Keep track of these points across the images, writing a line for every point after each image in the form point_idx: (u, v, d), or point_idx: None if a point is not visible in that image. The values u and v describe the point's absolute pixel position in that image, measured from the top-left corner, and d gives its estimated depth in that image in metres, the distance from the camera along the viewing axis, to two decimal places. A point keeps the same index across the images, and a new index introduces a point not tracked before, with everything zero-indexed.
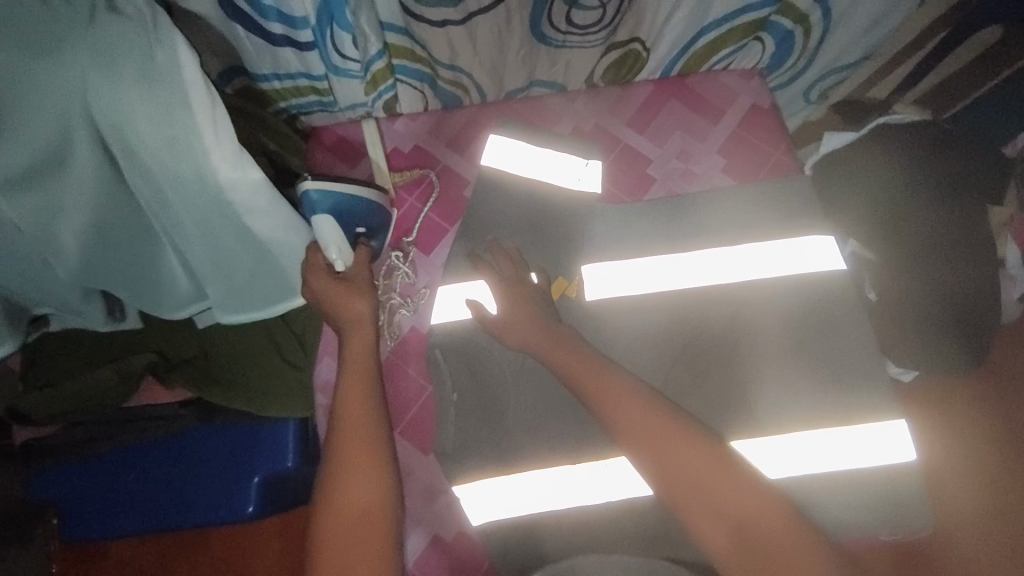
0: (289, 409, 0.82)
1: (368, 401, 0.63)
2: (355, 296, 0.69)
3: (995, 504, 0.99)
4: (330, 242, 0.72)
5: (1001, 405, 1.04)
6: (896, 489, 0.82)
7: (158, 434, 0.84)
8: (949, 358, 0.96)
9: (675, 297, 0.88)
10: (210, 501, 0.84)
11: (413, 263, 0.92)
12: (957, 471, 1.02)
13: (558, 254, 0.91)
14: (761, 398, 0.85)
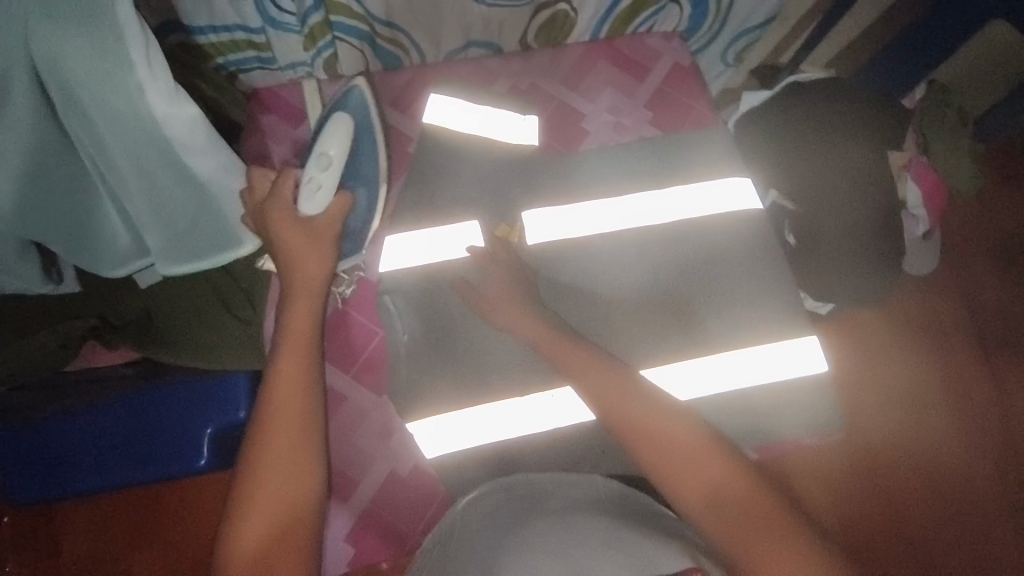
0: (242, 362, 0.85)
1: (304, 379, 0.65)
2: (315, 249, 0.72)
3: (893, 438, 1.12)
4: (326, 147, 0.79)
5: (903, 355, 1.16)
6: (810, 397, 0.91)
7: (103, 396, 0.85)
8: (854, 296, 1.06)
9: (614, 239, 0.94)
10: (161, 458, 0.86)
11: None
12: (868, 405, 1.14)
13: (502, 204, 0.96)
14: (690, 324, 0.93)
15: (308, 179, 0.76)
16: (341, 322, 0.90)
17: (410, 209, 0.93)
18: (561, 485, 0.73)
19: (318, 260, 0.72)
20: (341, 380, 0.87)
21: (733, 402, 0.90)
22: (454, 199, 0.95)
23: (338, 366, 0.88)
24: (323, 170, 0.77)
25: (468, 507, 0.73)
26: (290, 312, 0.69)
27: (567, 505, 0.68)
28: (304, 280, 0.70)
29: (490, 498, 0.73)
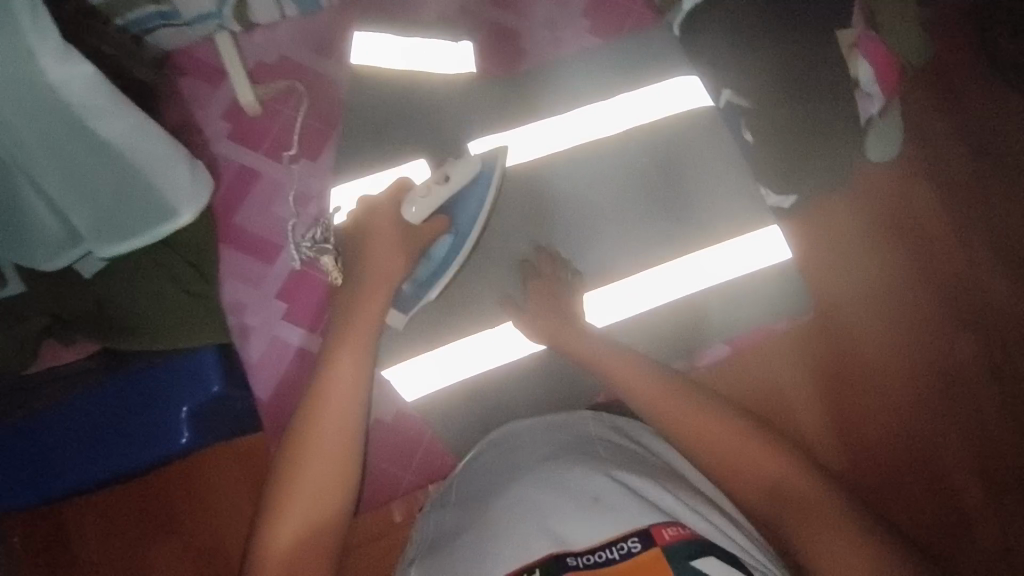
0: (204, 336, 0.83)
1: (348, 399, 0.64)
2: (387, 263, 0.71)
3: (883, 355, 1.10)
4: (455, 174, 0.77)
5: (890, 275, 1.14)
6: (775, 286, 0.93)
7: (69, 391, 0.84)
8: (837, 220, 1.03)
9: (565, 157, 0.92)
10: (141, 444, 0.84)
11: (299, 174, 0.89)
12: None
13: (449, 140, 0.91)
14: (650, 232, 0.92)
15: (418, 190, 0.75)
16: (299, 283, 0.88)
17: (354, 159, 0.89)
18: (551, 426, 0.74)
19: (391, 257, 0.71)
20: (310, 340, 0.87)
21: (689, 306, 0.91)
22: (398, 142, 0.90)
23: (305, 327, 0.87)
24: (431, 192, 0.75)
25: (470, 464, 0.74)
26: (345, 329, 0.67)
27: (557, 450, 0.68)
28: (376, 272, 0.70)
29: (486, 455, 0.74)
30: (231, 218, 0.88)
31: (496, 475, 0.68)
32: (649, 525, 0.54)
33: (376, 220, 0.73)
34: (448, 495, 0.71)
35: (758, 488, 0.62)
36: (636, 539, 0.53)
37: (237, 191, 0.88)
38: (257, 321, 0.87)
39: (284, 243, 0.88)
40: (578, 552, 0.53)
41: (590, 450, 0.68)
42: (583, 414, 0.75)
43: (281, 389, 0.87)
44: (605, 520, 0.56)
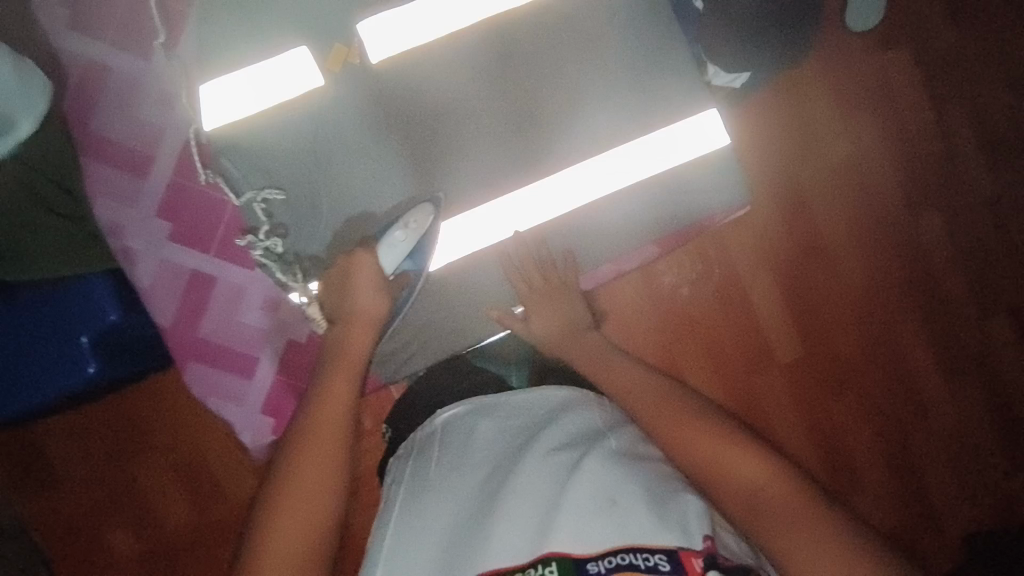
0: (84, 262, 0.75)
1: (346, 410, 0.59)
2: (365, 294, 0.69)
3: (880, 270, 1.09)
4: (415, 224, 0.75)
5: (898, 180, 1.09)
6: (720, 175, 0.84)
7: None
8: (818, 194, 1.08)
9: (475, 35, 0.80)
10: (46, 375, 0.79)
11: (161, 68, 0.77)
12: (855, 239, 1.08)
13: (330, 20, 0.78)
14: (577, 120, 0.82)
15: (387, 241, 0.73)
16: (183, 197, 0.78)
17: (219, 45, 0.76)
18: (552, 403, 0.63)
19: (376, 299, 0.70)
20: (205, 260, 0.79)
21: (612, 207, 0.83)
22: (269, 23, 0.77)
23: (198, 246, 0.78)
24: (407, 234, 0.74)
25: (454, 424, 0.64)
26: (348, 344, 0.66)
27: (564, 437, 0.59)
28: (360, 315, 0.68)
29: (484, 421, 0.63)
30: (89, 127, 0.77)
31: (496, 445, 0.60)
32: (677, 545, 0.47)
33: (358, 268, 0.71)
34: (426, 447, 0.63)
35: (734, 492, 0.53)
36: (664, 557, 0.46)
37: (91, 94, 0.77)
38: (141, 243, 0.77)
39: (157, 150, 0.77)
40: (597, 557, 0.47)
41: (599, 442, 0.58)
42: (586, 393, 0.65)
43: (184, 318, 0.78)
44: (632, 526, 0.49)
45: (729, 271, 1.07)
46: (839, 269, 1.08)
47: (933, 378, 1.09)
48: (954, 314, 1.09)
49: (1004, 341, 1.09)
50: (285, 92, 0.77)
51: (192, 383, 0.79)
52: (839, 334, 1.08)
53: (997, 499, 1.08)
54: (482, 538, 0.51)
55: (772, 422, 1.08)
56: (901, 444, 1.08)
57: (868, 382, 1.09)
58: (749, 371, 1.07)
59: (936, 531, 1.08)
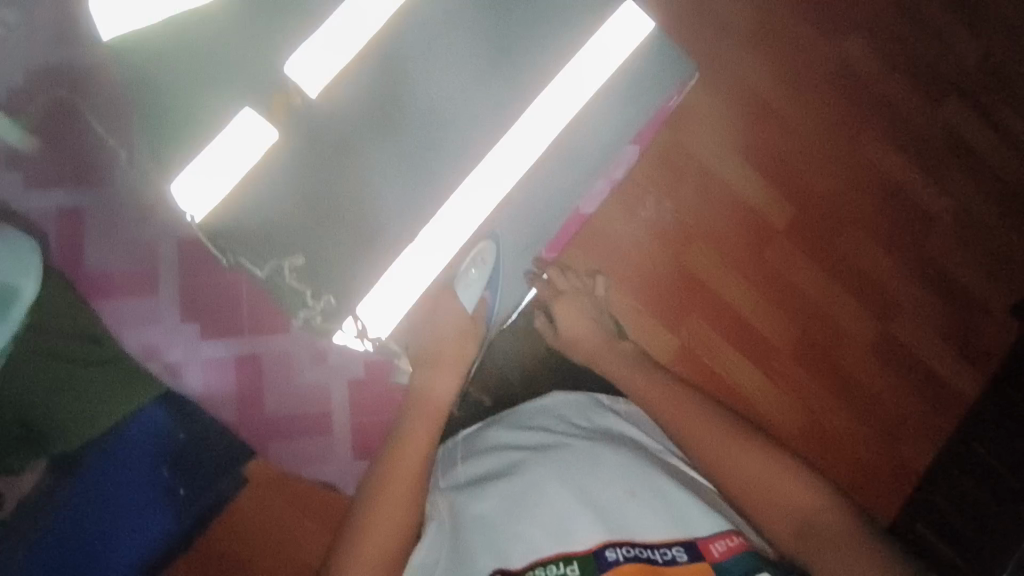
0: (134, 394, 0.78)
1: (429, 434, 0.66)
2: (452, 336, 0.81)
3: (799, 122, 1.35)
4: (480, 262, 0.84)
5: (786, 57, 1.35)
6: (656, 61, 0.89)
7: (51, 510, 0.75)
8: (729, 89, 1.32)
9: (390, 34, 0.83)
10: (140, 521, 0.79)
11: (124, 187, 0.83)
12: (774, 112, 1.34)
13: (250, 81, 0.80)
14: (514, 71, 0.86)
15: (462, 280, 0.83)
16: (199, 296, 0.83)
17: (161, 145, 0.77)
18: (562, 413, 0.75)
19: (459, 346, 0.82)
20: (242, 344, 0.84)
21: (580, 132, 0.87)
22: (194, 100, 0.78)
23: (231, 335, 0.84)
24: (476, 270, 0.83)
25: (471, 438, 0.75)
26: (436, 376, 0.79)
27: (572, 433, 0.70)
28: (444, 356, 0.80)
29: (498, 427, 0.74)
30: (82, 266, 0.81)
31: (515, 443, 0.70)
32: (694, 537, 0.56)
33: (441, 312, 0.81)
34: (452, 460, 0.72)
35: (788, 524, 0.61)
36: (681, 549, 0.55)
37: (74, 233, 0.82)
38: (180, 354, 0.83)
39: (155, 265, 0.82)
40: (615, 544, 0.55)
41: (612, 438, 0.70)
42: (586, 399, 0.78)
43: (247, 404, 0.86)
44: (647, 519, 0.58)
45: (698, 174, 1.29)
46: (775, 141, 1.34)
47: (916, 181, 1.38)
48: (910, 122, 1.39)
49: (937, 136, 1.39)
50: (249, 160, 0.78)
51: (280, 456, 0.87)
52: (818, 184, 1.35)
53: (1002, 256, 1.40)
54: (504, 537, 0.57)
55: (801, 285, 1.33)
56: (910, 252, 1.37)
57: (867, 210, 1.36)
58: (763, 248, 1.31)
59: (973, 303, 1.39)
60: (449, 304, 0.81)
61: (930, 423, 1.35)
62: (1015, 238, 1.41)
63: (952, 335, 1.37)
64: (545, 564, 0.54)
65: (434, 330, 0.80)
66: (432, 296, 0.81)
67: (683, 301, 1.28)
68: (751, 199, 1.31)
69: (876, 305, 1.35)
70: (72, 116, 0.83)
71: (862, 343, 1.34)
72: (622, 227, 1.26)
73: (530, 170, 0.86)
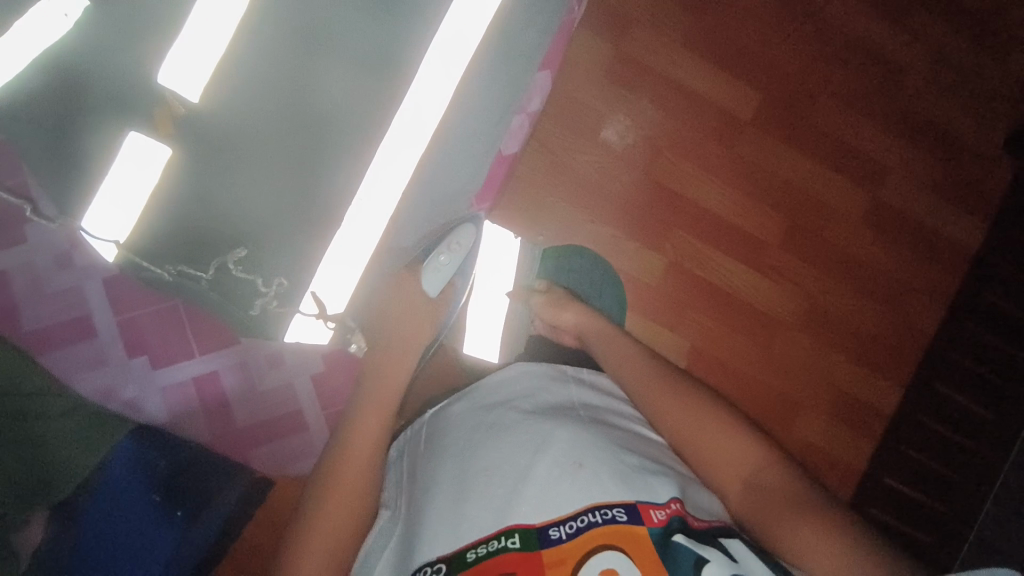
0: (110, 436, 0.81)
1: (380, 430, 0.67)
2: (421, 320, 0.79)
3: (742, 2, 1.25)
4: (449, 250, 0.83)
5: None
6: None
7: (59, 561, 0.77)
8: None
9: (262, 14, 0.78)
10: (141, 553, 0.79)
11: (39, 233, 0.81)
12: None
13: (126, 97, 0.75)
14: (399, 29, 0.82)
15: (431, 265, 0.82)
16: (138, 327, 0.84)
17: (56, 188, 0.75)
18: (519, 384, 0.75)
19: (417, 327, 0.79)
20: (196, 364, 0.87)
21: (486, 68, 0.86)
22: (72, 134, 0.74)
23: (182, 357, 0.86)
24: (449, 256, 0.83)
25: (432, 423, 0.75)
26: (382, 360, 0.74)
27: (530, 409, 0.70)
28: (408, 337, 0.77)
29: (460, 405, 0.75)
30: (21, 327, 0.81)
31: (470, 424, 0.70)
32: (636, 501, 0.57)
33: (403, 290, 0.81)
34: (415, 443, 0.75)
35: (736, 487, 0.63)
36: (622, 509, 0.56)
37: (4, 297, 0.81)
38: (136, 389, 0.85)
39: (87, 307, 0.83)
40: (558, 522, 0.56)
41: (568, 410, 0.70)
42: (550, 370, 0.77)
43: (214, 419, 0.88)
44: (591, 485, 0.59)
45: (648, 85, 1.21)
46: (721, 30, 1.24)
47: (884, 34, 1.28)
48: None
49: None
50: (145, 180, 0.75)
51: (263, 462, 0.89)
52: (777, 61, 1.26)
53: (981, 99, 1.32)
54: (454, 522, 0.59)
55: (776, 172, 1.26)
56: (885, 112, 1.29)
57: (836, 76, 1.28)
58: (728, 147, 1.25)
59: (959, 154, 1.32)
60: (410, 282, 0.81)
61: (938, 283, 1.31)
62: (993, 77, 1.32)
63: (943, 191, 1.31)
64: (487, 542, 0.56)
65: (401, 305, 0.80)
66: (397, 276, 0.82)
67: (659, 218, 1.23)
68: (706, 96, 1.24)
69: (862, 175, 1.29)
70: None
71: (853, 217, 1.29)
72: (582, 158, 1.19)
73: (452, 103, 0.85)
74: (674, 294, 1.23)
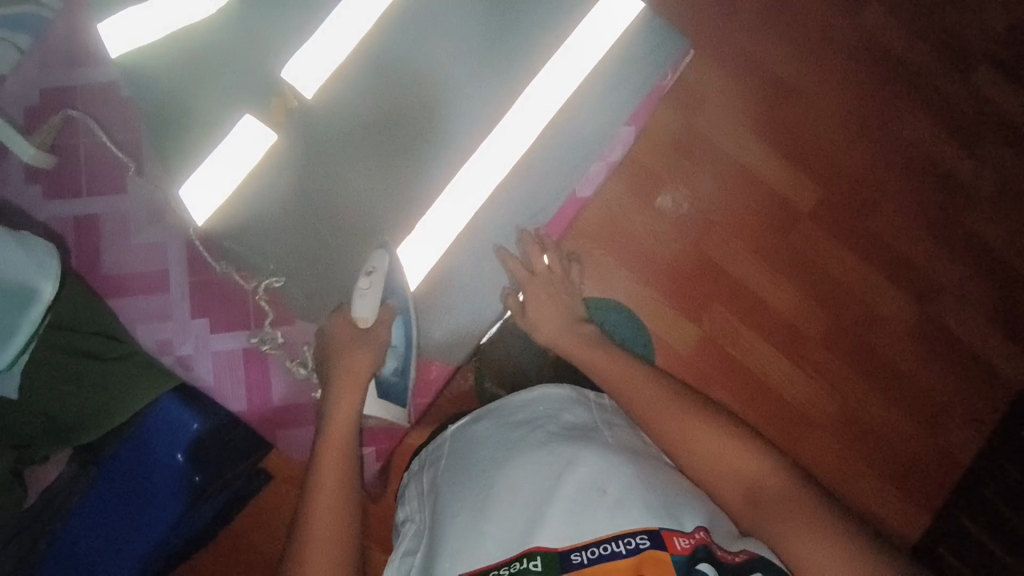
0: (150, 391, 0.82)
1: None
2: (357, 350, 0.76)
3: (813, 98, 1.29)
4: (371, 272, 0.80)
5: (798, 33, 1.30)
6: (637, 55, 0.92)
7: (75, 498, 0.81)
8: (741, 67, 1.28)
9: (379, 37, 0.87)
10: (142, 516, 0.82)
11: (136, 188, 0.86)
12: (787, 89, 1.29)
13: (249, 83, 0.85)
14: (496, 68, 0.89)
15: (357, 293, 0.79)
16: (205, 289, 0.87)
17: (171, 154, 0.84)
18: (558, 408, 0.74)
19: (356, 352, 0.76)
20: (247, 336, 0.87)
21: (573, 112, 0.91)
22: (198, 109, 0.84)
23: (238, 327, 0.87)
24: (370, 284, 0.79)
25: (455, 442, 0.76)
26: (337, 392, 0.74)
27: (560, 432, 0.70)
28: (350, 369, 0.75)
29: (485, 423, 0.75)
30: (101, 270, 0.86)
31: (497, 442, 0.71)
32: (659, 527, 0.57)
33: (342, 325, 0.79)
34: (437, 456, 0.76)
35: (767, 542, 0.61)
36: (644, 536, 0.56)
37: (93, 240, 0.86)
38: (190, 348, 0.86)
39: (166, 261, 0.87)
40: (581, 547, 0.57)
41: (597, 436, 0.70)
42: (580, 396, 0.78)
43: (253, 391, 0.87)
44: (617, 512, 0.59)
45: (710, 158, 1.26)
46: (789, 121, 1.29)
47: (951, 153, 1.31)
48: (939, 88, 1.32)
49: (966, 107, 1.32)
50: (250, 160, 0.84)
51: (290, 446, 0.88)
52: (842, 162, 1.30)
53: None
54: (477, 538, 0.60)
55: (827, 266, 1.28)
56: (945, 229, 1.30)
57: (897, 185, 1.30)
58: (783, 232, 1.27)
59: (1016, 282, 1.30)
60: (339, 319, 0.80)
61: (975, 409, 1.27)
62: None
63: (994, 315, 1.30)
64: (510, 563, 0.57)
65: (336, 330, 0.79)
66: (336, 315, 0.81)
67: (702, 287, 1.24)
68: (766, 179, 1.27)
69: (912, 286, 1.29)
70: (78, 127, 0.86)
71: (898, 324, 1.28)
72: (637, 217, 1.23)
73: (534, 145, 0.90)
74: (703, 367, 1.23)
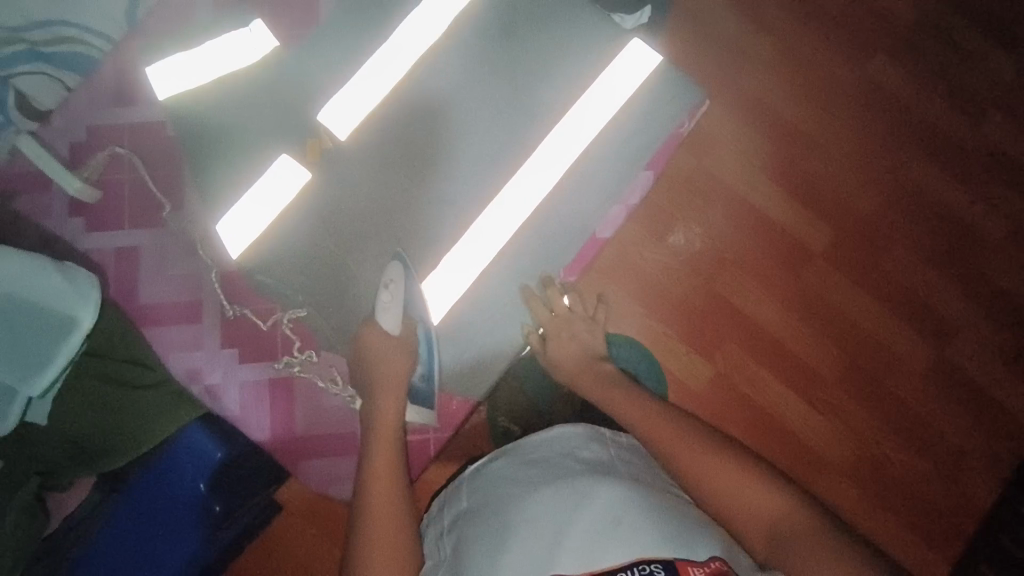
0: (174, 421, 0.83)
1: None
2: (389, 359, 0.82)
3: (823, 143, 1.33)
4: (389, 282, 0.84)
5: (808, 81, 1.34)
6: (656, 104, 0.96)
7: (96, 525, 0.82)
8: (753, 113, 1.32)
9: (411, 86, 0.92)
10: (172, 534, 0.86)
11: (173, 223, 0.90)
12: (799, 135, 1.33)
13: (287, 126, 0.91)
14: (519, 114, 0.94)
15: (380, 307, 0.84)
16: (235, 322, 0.89)
17: (211, 190, 0.89)
18: (574, 444, 0.75)
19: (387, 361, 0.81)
20: (273, 367, 0.89)
21: (594, 156, 0.94)
22: (239, 149, 0.89)
23: (265, 358, 0.90)
24: (389, 297, 0.84)
25: (475, 474, 0.77)
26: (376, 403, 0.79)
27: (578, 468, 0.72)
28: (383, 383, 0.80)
29: (503, 459, 0.76)
30: (136, 299, 0.89)
31: (517, 477, 0.72)
32: (675, 557, 0.58)
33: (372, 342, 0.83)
34: (458, 492, 0.77)
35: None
36: (659, 565, 0.57)
37: (131, 272, 0.89)
38: (219, 377, 0.89)
39: (199, 292, 0.90)
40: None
41: (614, 470, 0.71)
42: (597, 432, 0.79)
43: (277, 421, 0.89)
44: (632, 541, 0.60)
45: (723, 200, 1.29)
46: (801, 166, 1.32)
47: (962, 199, 1.34)
48: (947, 136, 1.35)
49: (975, 155, 1.35)
50: (284, 198, 0.89)
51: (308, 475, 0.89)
52: (854, 205, 1.32)
53: None
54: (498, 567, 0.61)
55: (841, 307, 1.29)
56: (958, 273, 1.31)
57: (909, 229, 1.32)
58: (796, 273, 1.29)
59: None
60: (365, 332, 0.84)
61: (994, 455, 1.26)
62: None
63: (1012, 361, 1.29)
64: None
65: (367, 338, 0.83)
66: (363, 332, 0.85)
67: (716, 325, 1.25)
68: (779, 220, 1.30)
69: (926, 330, 1.29)
70: (121, 164, 0.91)
71: (913, 367, 1.28)
72: (650, 255, 1.26)
73: (556, 187, 0.93)
74: (718, 406, 1.23)
